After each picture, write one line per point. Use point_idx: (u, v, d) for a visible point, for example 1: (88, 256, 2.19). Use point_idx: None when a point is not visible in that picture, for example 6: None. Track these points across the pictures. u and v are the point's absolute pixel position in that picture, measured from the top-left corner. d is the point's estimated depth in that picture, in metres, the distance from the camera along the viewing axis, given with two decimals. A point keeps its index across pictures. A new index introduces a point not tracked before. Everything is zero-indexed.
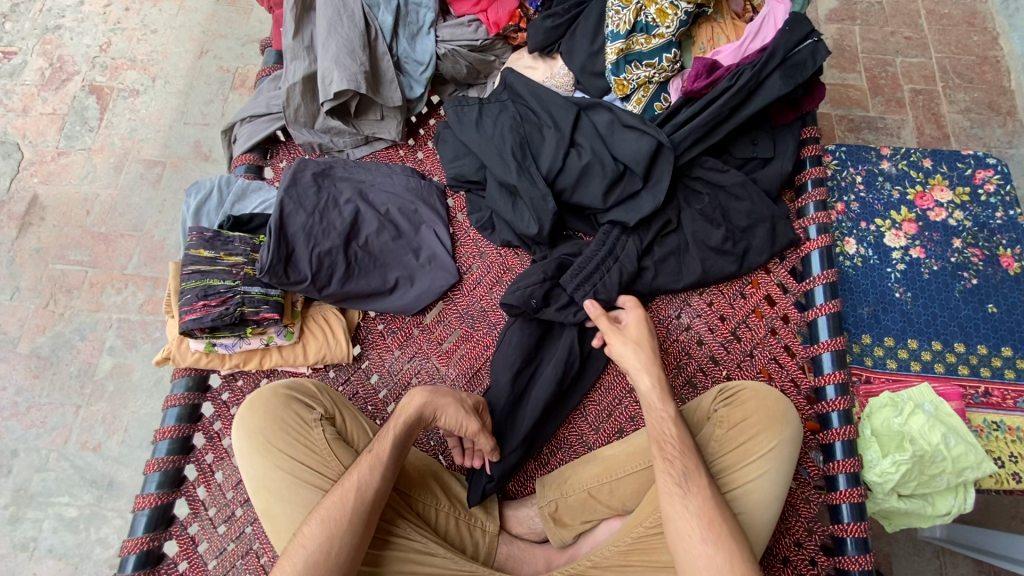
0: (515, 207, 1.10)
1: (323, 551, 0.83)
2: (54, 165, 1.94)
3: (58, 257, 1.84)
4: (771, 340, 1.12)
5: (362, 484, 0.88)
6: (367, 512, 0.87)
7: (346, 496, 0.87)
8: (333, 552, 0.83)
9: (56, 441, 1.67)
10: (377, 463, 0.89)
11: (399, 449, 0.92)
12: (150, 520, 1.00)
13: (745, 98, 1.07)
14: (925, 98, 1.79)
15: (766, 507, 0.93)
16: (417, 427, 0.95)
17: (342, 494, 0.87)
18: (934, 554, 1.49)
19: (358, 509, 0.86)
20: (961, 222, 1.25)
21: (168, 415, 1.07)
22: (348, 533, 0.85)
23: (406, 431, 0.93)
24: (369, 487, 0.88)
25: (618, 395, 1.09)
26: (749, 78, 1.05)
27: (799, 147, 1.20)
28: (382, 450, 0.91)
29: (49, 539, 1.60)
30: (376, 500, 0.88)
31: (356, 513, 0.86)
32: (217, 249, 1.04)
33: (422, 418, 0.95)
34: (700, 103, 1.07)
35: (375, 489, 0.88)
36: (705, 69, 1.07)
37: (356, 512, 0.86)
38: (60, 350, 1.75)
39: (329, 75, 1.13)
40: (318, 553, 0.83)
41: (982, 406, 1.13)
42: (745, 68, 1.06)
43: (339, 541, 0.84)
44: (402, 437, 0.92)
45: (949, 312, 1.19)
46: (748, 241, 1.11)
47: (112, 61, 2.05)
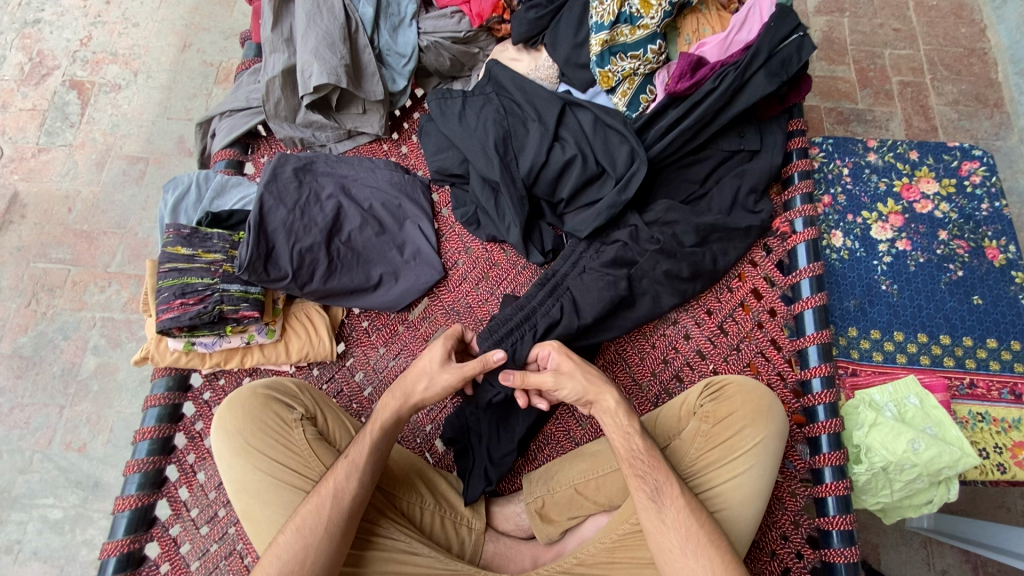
0: (498, 204, 1.10)
1: (298, 560, 0.82)
2: (34, 161, 1.90)
3: (40, 255, 1.80)
4: (757, 334, 1.12)
5: (339, 491, 0.87)
6: (345, 519, 0.86)
7: (322, 503, 0.86)
8: (309, 561, 0.83)
9: (40, 442, 1.65)
10: (354, 468, 0.89)
11: (377, 455, 0.91)
12: (130, 522, 0.99)
13: (731, 99, 1.07)
14: (914, 90, 1.79)
15: (750, 504, 0.93)
16: (396, 431, 0.94)
17: (320, 500, 0.86)
18: (921, 544, 1.50)
19: (333, 516, 0.85)
20: (947, 214, 1.25)
21: (148, 415, 1.05)
22: (324, 541, 0.84)
23: (383, 435, 0.92)
24: (346, 492, 0.87)
25: None
26: (732, 80, 1.04)
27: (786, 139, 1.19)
28: (359, 454, 0.90)
29: (34, 541, 1.58)
30: (354, 506, 0.87)
31: (334, 520, 0.85)
32: (195, 246, 1.03)
33: (400, 421, 0.94)
34: (687, 104, 1.07)
35: (353, 495, 0.87)
36: (689, 68, 1.07)
37: (332, 519, 0.85)
38: (43, 350, 1.72)
39: (308, 68, 1.11)
40: (293, 561, 0.82)
41: (967, 398, 1.13)
42: (731, 67, 1.06)
43: (315, 548, 0.83)
44: (377, 440, 0.91)
45: (935, 304, 1.19)
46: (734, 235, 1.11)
47: (93, 55, 2.01)
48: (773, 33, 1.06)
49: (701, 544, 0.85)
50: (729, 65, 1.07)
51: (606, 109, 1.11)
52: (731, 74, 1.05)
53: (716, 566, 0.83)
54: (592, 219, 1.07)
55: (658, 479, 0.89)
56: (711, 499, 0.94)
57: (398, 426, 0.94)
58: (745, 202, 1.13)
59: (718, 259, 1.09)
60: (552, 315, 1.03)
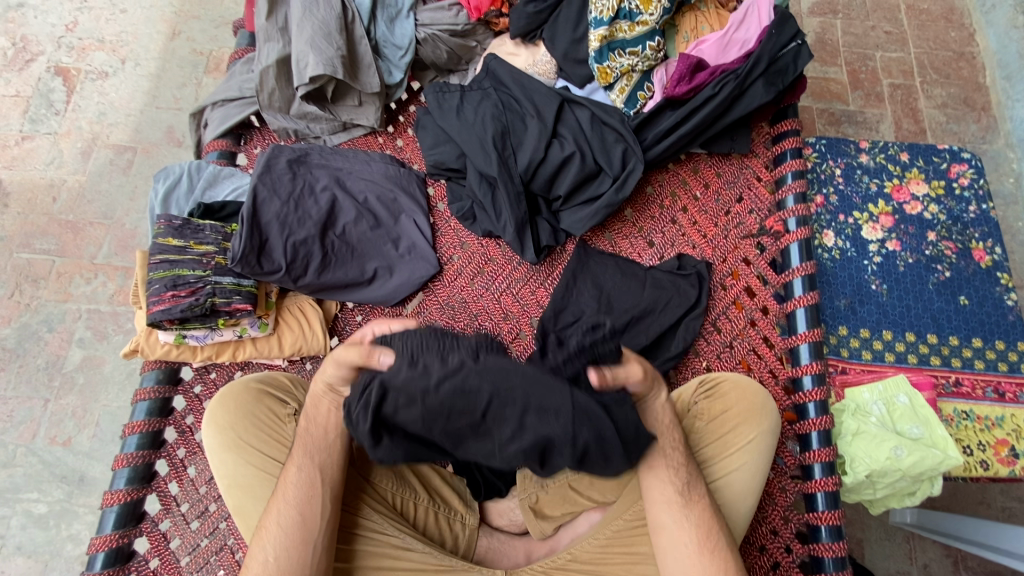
0: (495, 200, 1.10)
1: (262, 562, 0.83)
2: (17, 149, 1.86)
3: (24, 245, 1.77)
4: (750, 332, 1.13)
5: (283, 485, 0.87)
6: (297, 510, 0.85)
7: (273, 504, 0.87)
8: (274, 561, 0.83)
9: (23, 435, 1.62)
10: (289, 459, 0.89)
11: (314, 442, 0.90)
12: (119, 517, 0.98)
13: (732, 105, 1.08)
14: (904, 93, 1.81)
15: (745, 497, 0.94)
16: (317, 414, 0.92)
17: (272, 501, 0.87)
18: (904, 539, 1.53)
19: (283, 509, 0.85)
20: (936, 215, 1.27)
21: (137, 409, 1.04)
22: (286, 538, 0.84)
23: (309, 421, 0.91)
24: (290, 484, 0.87)
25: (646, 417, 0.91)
26: (732, 87, 1.05)
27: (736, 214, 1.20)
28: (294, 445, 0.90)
29: (17, 536, 1.55)
30: (302, 494, 0.86)
31: (285, 512, 0.85)
32: (187, 238, 1.01)
33: (316, 403, 0.92)
34: (685, 109, 1.08)
35: (296, 484, 0.86)
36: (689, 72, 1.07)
37: (284, 514, 0.85)
38: (26, 342, 1.69)
39: (304, 58, 1.10)
40: (261, 565, 0.83)
41: (953, 396, 1.15)
42: (731, 73, 1.07)
43: (277, 547, 0.83)
44: (304, 427, 0.91)
45: (923, 304, 1.21)
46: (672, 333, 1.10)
47: (79, 41, 1.96)
48: (772, 37, 1.06)
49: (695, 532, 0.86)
50: (729, 71, 1.07)
51: (604, 106, 1.12)
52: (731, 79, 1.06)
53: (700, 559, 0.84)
54: (589, 218, 1.10)
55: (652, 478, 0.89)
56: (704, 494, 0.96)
57: (320, 411, 0.92)
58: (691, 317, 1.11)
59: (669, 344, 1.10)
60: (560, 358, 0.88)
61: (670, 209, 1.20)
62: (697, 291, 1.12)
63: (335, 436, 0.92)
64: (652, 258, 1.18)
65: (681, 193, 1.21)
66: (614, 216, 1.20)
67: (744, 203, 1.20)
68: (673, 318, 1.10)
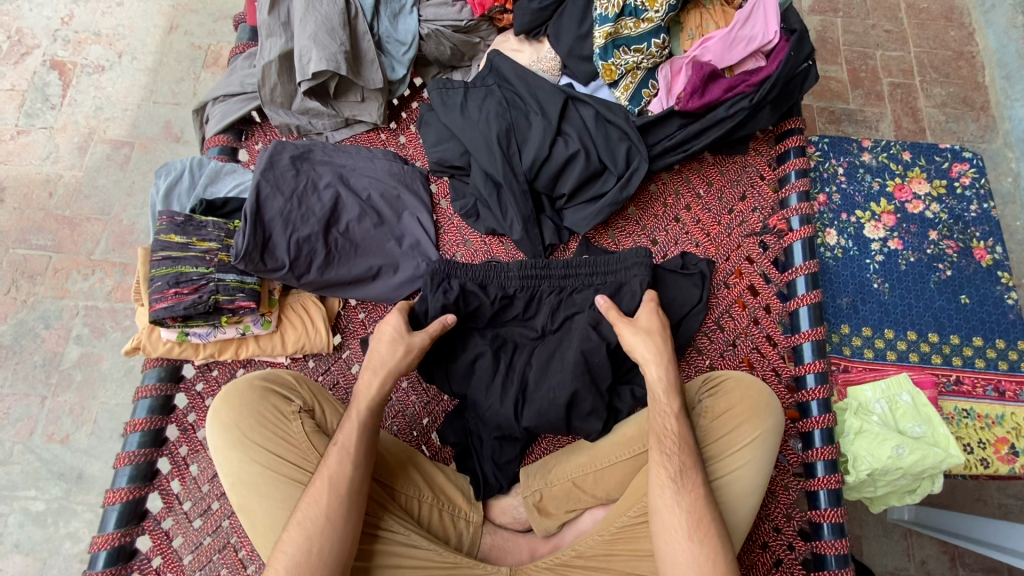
0: (499, 198, 1.09)
1: (304, 551, 0.82)
2: (13, 144, 1.84)
3: (20, 241, 1.75)
4: (753, 330, 1.13)
5: (334, 476, 0.85)
6: (345, 504, 0.85)
7: (320, 494, 0.85)
8: (317, 551, 0.82)
9: (20, 433, 1.61)
10: (346, 451, 0.87)
11: (368, 435, 0.90)
12: (121, 515, 0.97)
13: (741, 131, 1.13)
14: (903, 92, 1.82)
15: (746, 495, 0.94)
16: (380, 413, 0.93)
17: (318, 491, 0.85)
18: (902, 536, 1.54)
19: (333, 503, 0.84)
20: (937, 214, 1.28)
21: (138, 407, 1.03)
22: (336, 530, 0.84)
23: (371, 415, 0.91)
24: (343, 477, 0.86)
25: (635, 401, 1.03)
26: (745, 113, 1.10)
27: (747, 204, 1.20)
28: (349, 438, 0.89)
29: (14, 534, 1.54)
30: (356, 488, 0.86)
31: (335, 506, 0.84)
32: (189, 235, 1.00)
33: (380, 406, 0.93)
34: (698, 126, 1.11)
35: (351, 478, 0.86)
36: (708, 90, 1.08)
37: (333, 506, 0.84)
38: (23, 338, 1.67)
39: (307, 53, 1.08)
40: (301, 554, 0.82)
41: (954, 394, 1.16)
42: (746, 96, 1.10)
43: (320, 538, 0.83)
44: (366, 421, 0.90)
45: (924, 302, 1.22)
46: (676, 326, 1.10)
47: (75, 34, 1.94)
48: (790, 69, 1.08)
49: (702, 531, 0.85)
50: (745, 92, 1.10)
51: (609, 105, 1.12)
52: (747, 107, 1.09)
53: (705, 560, 0.83)
54: (593, 217, 1.10)
55: (655, 480, 0.88)
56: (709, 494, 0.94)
57: (384, 406, 0.93)
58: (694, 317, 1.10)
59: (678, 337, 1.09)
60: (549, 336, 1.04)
61: (673, 207, 1.20)
62: (699, 290, 1.11)
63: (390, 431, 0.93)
64: (656, 256, 1.17)
65: (685, 192, 1.21)
66: (617, 214, 1.20)
67: (748, 201, 1.20)
68: (674, 318, 1.09)
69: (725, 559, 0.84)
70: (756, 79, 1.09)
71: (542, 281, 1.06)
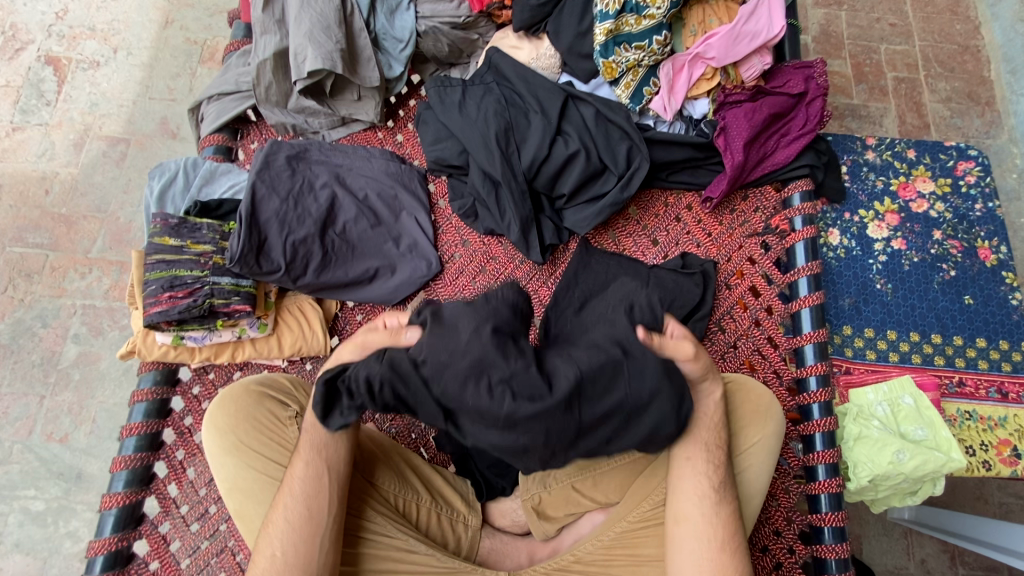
0: (498, 199, 1.08)
1: (270, 557, 0.83)
2: (8, 141, 1.82)
3: (16, 240, 1.74)
4: (754, 332, 1.12)
5: (290, 480, 0.86)
6: (303, 506, 0.84)
7: (280, 499, 0.86)
8: (280, 556, 0.82)
9: (19, 432, 1.60)
10: (297, 453, 0.87)
11: (322, 433, 0.88)
12: (118, 519, 0.97)
13: (745, 186, 1.18)
14: (908, 86, 1.79)
15: (754, 498, 0.94)
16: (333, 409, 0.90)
17: (280, 496, 0.86)
18: (902, 534, 1.54)
19: (290, 505, 0.84)
20: (942, 213, 1.26)
21: (134, 411, 1.02)
22: (293, 533, 0.83)
23: (318, 413, 0.88)
24: (296, 480, 0.85)
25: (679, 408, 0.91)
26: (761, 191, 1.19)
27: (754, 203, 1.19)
28: (303, 439, 0.88)
29: (15, 533, 1.54)
30: (309, 489, 0.85)
31: (294, 509, 0.84)
32: (184, 237, 0.99)
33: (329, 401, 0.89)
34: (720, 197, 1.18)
35: (303, 480, 0.85)
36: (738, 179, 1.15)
37: (289, 509, 0.84)
38: (21, 338, 1.67)
39: (302, 51, 1.07)
40: (269, 559, 0.83)
41: (956, 396, 1.15)
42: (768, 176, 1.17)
43: (284, 542, 0.83)
44: (315, 419, 0.88)
45: (928, 302, 1.20)
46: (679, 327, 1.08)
47: (69, 29, 1.92)
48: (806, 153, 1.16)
49: (700, 540, 0.84)
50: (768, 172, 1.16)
51: (608, 103, 1.11)
52: (759, 166, 1.15)
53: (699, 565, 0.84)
54: (593, 218, 1.09)
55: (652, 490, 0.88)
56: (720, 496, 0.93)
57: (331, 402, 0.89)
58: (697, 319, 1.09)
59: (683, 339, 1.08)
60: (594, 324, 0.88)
61: (674, 207, 1.19)
62: (700, 291, 1.10)
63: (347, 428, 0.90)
64: (656, 257, 1.16)
65: (687, 192, 1.19)
66: (617, 215, 1.19)
67: (749, 201, 1.19)
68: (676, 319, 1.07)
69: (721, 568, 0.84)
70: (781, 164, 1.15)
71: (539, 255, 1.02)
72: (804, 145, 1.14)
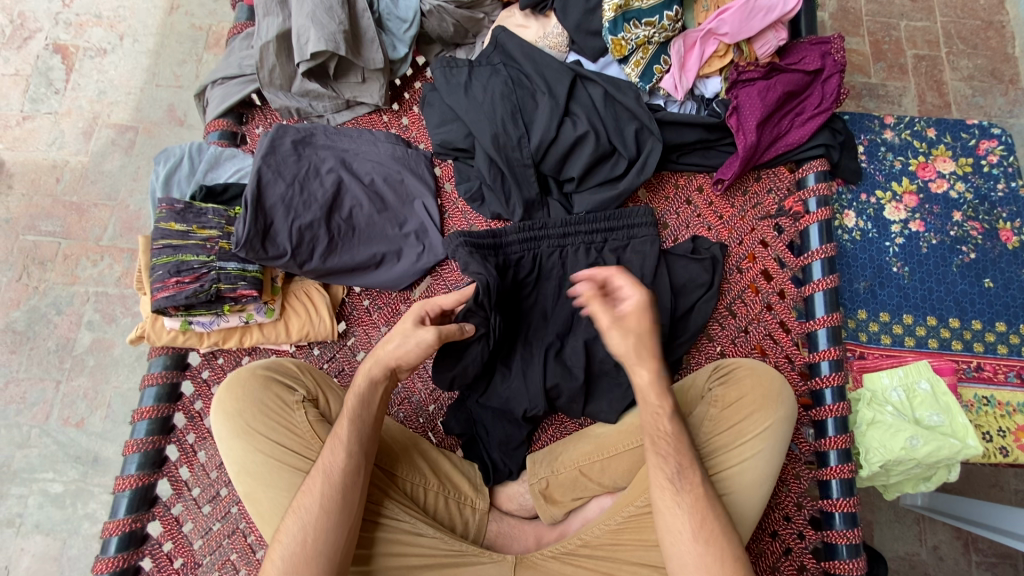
0: (504, 183, 1.06)
1: (299, 542, 0.82)
2: (19, 130, 1.83)
3: (29, 228, 1.76)
4: (766, 316, 1.10)
5: (328, 466, 0.85)
6: (339, 494, 0.85)
7: (314, 484, 0.85)
8: (311, 543, 0.82)
9: (37, 417, 1.64)
10: (337, 441, 0.87)
11: (358, 421, 0.89)
12: (132, 501, 0.98)
13: (756, 167, 1.15)
14: (929, 64, 1.73)
15: (757, 485, 0.92)
16: (375, 401, 0.91)
17: (312, 482, 0.86)
18: (914, 521, 1.52)
19: (326, 492, 0.84)
20: (962, 194, 1.22)
21: (146, 395, 1.03)
22: (326, 522, 0.83)
23: (361, 403, 0.90)
24: (336, 467, 0.85)
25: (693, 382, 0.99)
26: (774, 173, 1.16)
27: (767, 182, 1.16)
28: (342, 428, 0.88)
29: (35, 515, 1.58)
30: (348, 477, 0.85)
31: (328, 495, 0.84)
32: (189, 222, 0.99)
33: (376, 392, 0.91)
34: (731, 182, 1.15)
35: (342, 468, 0.86)
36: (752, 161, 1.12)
37: (326, 496, 0.84)
38: (36, 324, 1.69)
39: (305, 33, 1.05)
40: (296, 544, 0.82)
41: (974, 381, 1.12)
42: (781, 157, 1.14)
43: (314, 528, 0.83)
44: (357, 409, 0.89)
45: (946, 286, 1.17)
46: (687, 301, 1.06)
47: (76, 17, 1.91)
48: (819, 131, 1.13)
49: (708, 527, 0.84)
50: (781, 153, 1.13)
51: (617, 82, 1.09)
52: (772, 147, 1.12)
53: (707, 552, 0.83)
54: (602, 201, 1.08)
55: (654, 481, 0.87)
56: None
57: (375, 393, 0.91)
58: (705, 302, 1.07)
59: (694, 318, 1.06)
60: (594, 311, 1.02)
61: (684, 188, 1.16)
62: (710, 274, 1.08)
63: (380, 419, 0.91)
64: (666, 240, 1.14)
65: (697, 173, 1.17)
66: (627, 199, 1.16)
67: (762, 181, 1.16)
68: (687, 301, 1.06)
69: (732, 558, 0.83)
70: (795, 144, 1.12)
71: (541, 242, 1.05)
72: (819, 125, 1.11)
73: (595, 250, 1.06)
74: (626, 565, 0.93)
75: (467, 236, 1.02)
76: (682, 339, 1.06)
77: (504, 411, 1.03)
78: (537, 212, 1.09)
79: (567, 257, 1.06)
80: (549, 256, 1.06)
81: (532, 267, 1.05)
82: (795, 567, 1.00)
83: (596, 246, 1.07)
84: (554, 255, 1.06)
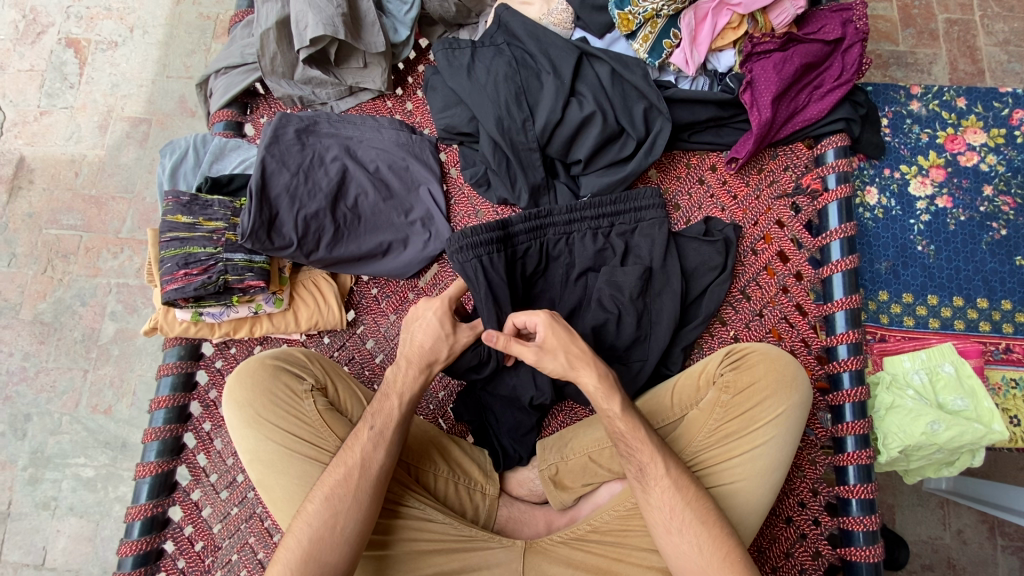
0: (509, 167, 1.04)
1: (327, 525, 0.83)
2: (37, 126, 1.87)
3: (52, 221, 1.80)
4: (782, 299, 1.07)
5: (367, 460, 0.87)
6: (375, 489, 0.86)
7: (349, 474, 0.86)
8: (339, 528, 0.83)
9: (67, 404, 1.70)
10: (382, 438, 0.88)
11: (405, 424, 0.90)
12: (152, 487, 1.02)
13: (773, 144, 1.10)
14: (961, 29, 1.64)
15: (769, 472, 0.91)
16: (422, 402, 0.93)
17: (347, 470, 0.87)
18: (938, 504, 1.48)
19: (361, 486, 0.86)
20: (994, 167, 1.16)
21: (162, 384, 1.06)
22: (356, 510, 0.85)
23: (410, 406, 0.91)
24: (376, 463, 0.87)
25: (700, 373, 0.97)
26: (791, 151, 1.11)
27: (785, 158, 1.11)
28: (387, 427, 0.89)
29: (69, 498, 1.65)
30: (384, 475, 0.87)
31: (363, 488, 0.85)
32: (195, 214, 1.00)
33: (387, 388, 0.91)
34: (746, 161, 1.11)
35: (383, 466, 0.87)
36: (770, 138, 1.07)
37: (362, 488, 0.85)
38: (62, 316, 1.74)
39: (304, 18, 1.04)
40: (323, 526, 0.83)
41: (1002, 363, 1.08)
42: (800, 133, 1.09)
43: (345, 515, 0.84)
44: (407, 412, 0.91)
45: (974, 265, 1.12)
46: (698, 285, 1.04)
47: (87, 10, 1.92)
48: (837, 106, 1.07)
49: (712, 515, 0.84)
50: (799, 129, 1.08)
51: (625, 59, 1.05)
52: (790, 122, 1.07)
53: (710, 538, 0.83)
54: (610, 184, 1.05)
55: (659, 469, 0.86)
56: (713, 473, 0.92)
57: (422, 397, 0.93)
58: (719, 286, 1.04)
59: (705, 303, 1.04)
60: (601, 301, 1.00)
61: (697, 167, 1.12)
62: (723, 256, 1.05)
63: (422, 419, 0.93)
64: (678, 222, 1.10)
65: (711, 151, 1.12)
66: (638, 180, 1.12)
67: (779, 159, 1.11)
68: (699, 285, 1.04)
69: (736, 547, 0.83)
70: (812, 118, 1.06)
71: (547, 229, 1.03)
72: (839, 97, 1.06)
73: (603, 236, 1.03)
74: (636, 551, 0.93)
75: (470, 236, 0.97)
76: (694, 324, 1.03)
77: (513, 398, 1.03)
78: (545, 198, 1.07)
79: (574, 242, 1.03)
80: (556, 243, 1.03)
81: (539, 255, 1.02)
82: (810, 553, 0.98)
83: (603, 231, 1.04)
84: (560, 242, 1.03)
